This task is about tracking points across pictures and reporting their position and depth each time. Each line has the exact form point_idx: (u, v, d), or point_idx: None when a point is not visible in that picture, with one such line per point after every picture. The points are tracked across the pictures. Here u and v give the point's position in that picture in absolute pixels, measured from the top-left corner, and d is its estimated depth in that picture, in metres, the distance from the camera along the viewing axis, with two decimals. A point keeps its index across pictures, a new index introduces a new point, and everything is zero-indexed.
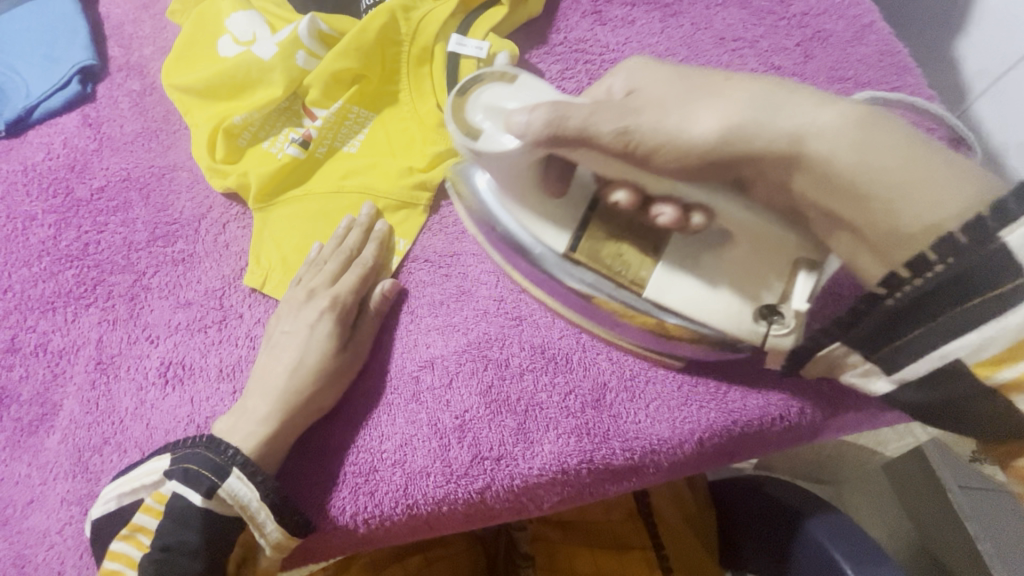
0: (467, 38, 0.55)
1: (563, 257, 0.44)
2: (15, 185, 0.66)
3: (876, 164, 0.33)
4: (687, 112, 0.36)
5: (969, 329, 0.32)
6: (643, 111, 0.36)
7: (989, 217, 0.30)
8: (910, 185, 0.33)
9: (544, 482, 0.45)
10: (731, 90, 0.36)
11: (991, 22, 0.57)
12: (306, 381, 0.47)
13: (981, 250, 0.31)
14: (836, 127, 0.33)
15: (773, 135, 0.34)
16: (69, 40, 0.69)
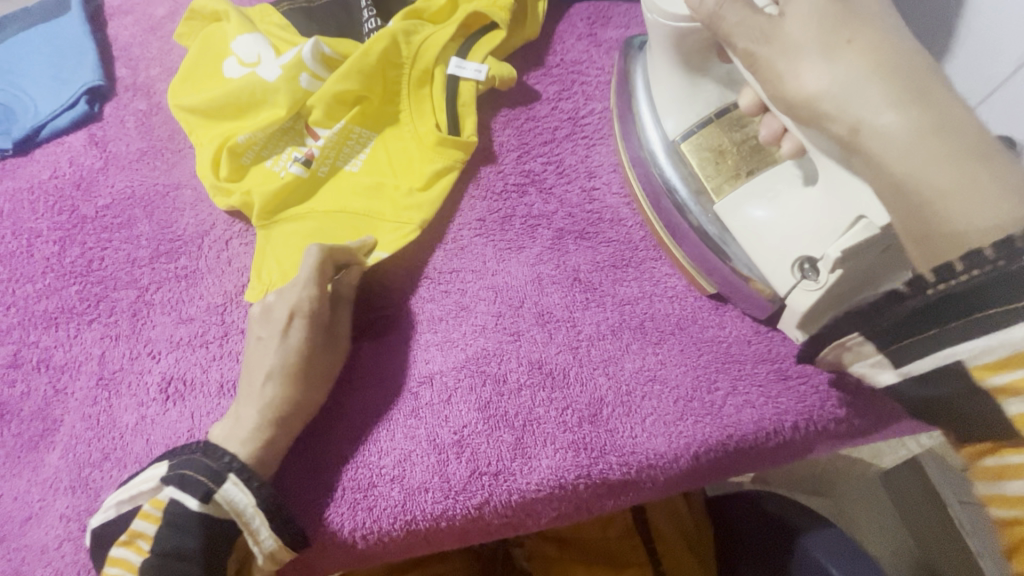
0: (466, 61, 0.57)
1: (671, 144, 0.46)
2: (22, 202, 0.67)
3: (928, 162, 0.32)
4: (790, 63, 0.36)
5: (978, 333, 0.30)
6: (761, 49, 0.37)
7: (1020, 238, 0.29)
8: (955, 192, 0.31)
9: (541, 497, 0.46)
10: (844, 49, 0.35)
11: None
12: (290, 391, 0.47)
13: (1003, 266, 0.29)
14: (916, 114, 0.32)
15: (839, 112, 0.34)
16: (77, 61, 0.71)
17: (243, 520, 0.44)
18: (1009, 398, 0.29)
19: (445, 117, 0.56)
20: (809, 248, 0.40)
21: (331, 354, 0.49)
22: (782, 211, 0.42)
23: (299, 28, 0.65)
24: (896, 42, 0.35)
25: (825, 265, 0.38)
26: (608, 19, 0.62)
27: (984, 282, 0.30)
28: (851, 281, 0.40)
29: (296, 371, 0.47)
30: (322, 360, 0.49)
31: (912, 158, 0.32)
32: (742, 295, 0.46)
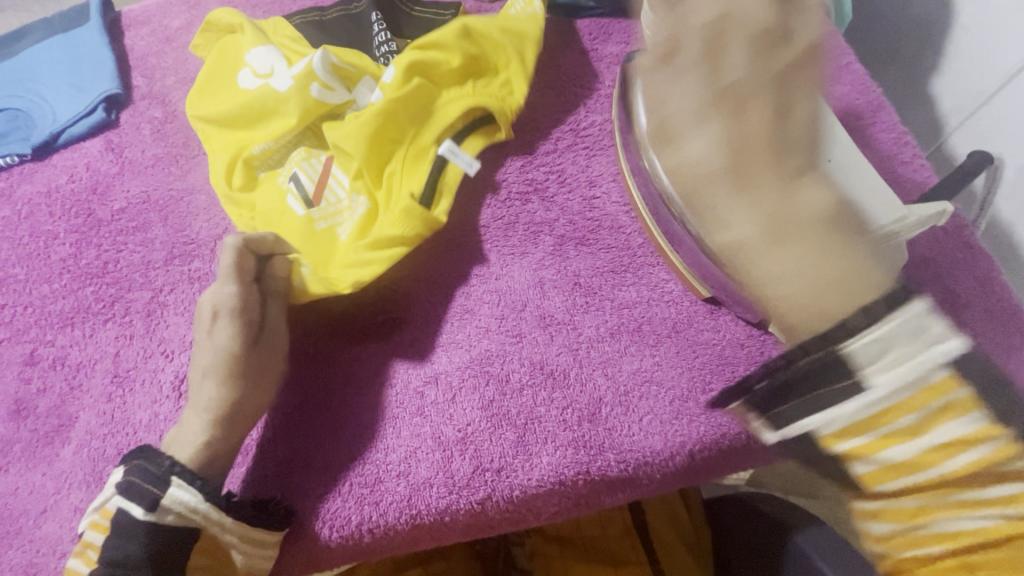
0: (460, 149, 0.57)
1: None
2: (39, 206, 0.69)
3: (775, 261, 0.29)
4: (675, 126, 0.29)
5: (830, 406, 0.30)
6: (663, 85, 0.29)
7: (854, 320, 0.29)
8: (806, 292, 0.29)
9: (542, 493, 0.47)
10: (703, 116, 0.28)
11: (962, 61, 0.63)
12: (214, 390, 0.47)
13: (828, 350, 0.30)
14: (770, 210, 0.28)
15: (699, 197, 0.30)
16: (95, 70, 0.74)
17: (198, 519, 0.44)
18: (854, 462, 0.31)
19: (430, 190, 0.55)
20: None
21: (263, 356, 0.50)
22: None
23: (312, 41, 0.67)
24: (789, 91, 0.28)
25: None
26: (610, 35, 0.65)
27: (813, 373, 0.30)
28: None
29: (231, 368, 0.47)
30: (256, 355, 0.49)
31: (767, 261, 0.29)
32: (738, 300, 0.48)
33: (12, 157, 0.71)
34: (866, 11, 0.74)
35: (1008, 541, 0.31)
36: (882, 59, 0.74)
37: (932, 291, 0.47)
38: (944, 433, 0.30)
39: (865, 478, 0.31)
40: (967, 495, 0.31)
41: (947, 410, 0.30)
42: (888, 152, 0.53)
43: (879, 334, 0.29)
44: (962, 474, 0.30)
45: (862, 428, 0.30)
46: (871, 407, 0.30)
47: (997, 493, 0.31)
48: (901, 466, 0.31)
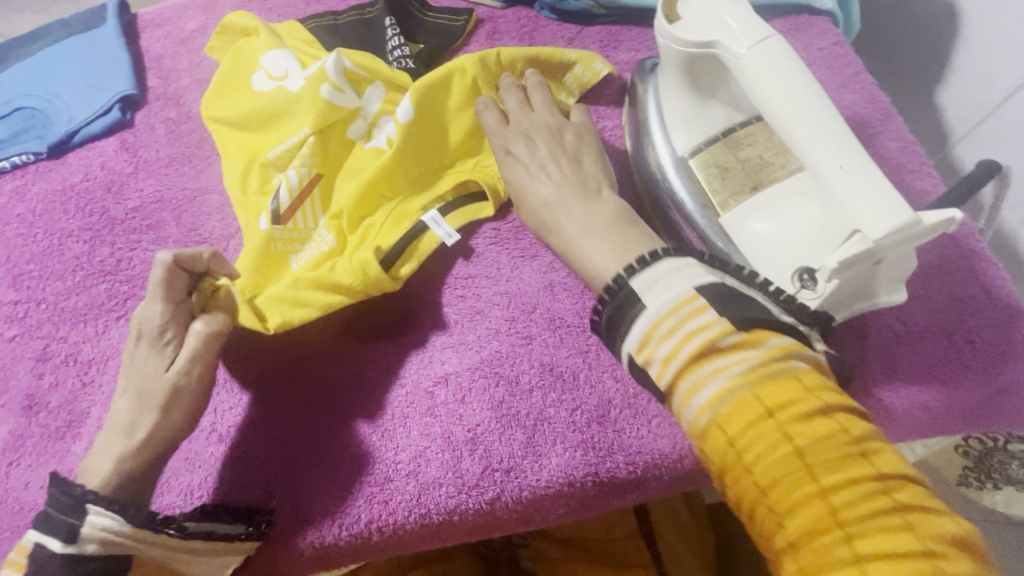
0: (443, 219, 0.56)
1: (679, 161, 0.49)
2: (54, 204, 0.70)
3: (584, 239, 0.46)
4: (513, 181, 0.52)
5: (634, 323, 0.39)
6: (504, 159, 0.53)
7: (636, 265, 0.42)
8: (605, 253, 0.45)
9: (551, 494, 0.48)
10: (523, 169, 0.51)
11: (969, 73, 0.64)
12: (127, 413, 0.48)
13: (623, 290, 0.41)
14: (571, 213, 0.48)
15: (535, 215, 0.50)
16: (111, 71, 0.75)
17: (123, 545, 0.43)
18: (647, 368, 0.38)
19: (398, 247, 0.54)
20: (808, 259, 0.41)
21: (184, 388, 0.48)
22: (782, 224, 0.43)
23: (327, 45, 0.68)
24: (569, 155, 0.51)
25: (823, 275, 0.40)
26: (620, 42, 0.66)
27: (620, 305, 0.41)
28: (846, 288, 0.41)
29: (146, 391, 0.48)
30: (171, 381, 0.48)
31: (583, 244, 0.46)
32: None
33: (28, 155, 0.72)
34: (874, 22, 0.75)
35: (753, 399, 0.33)
36: (890, 69, 0.75)
37: (941, 298, 0.48)
38: (692, 323, 0.37)
39: (658, 382, 0.38)
40: (713, 367, 0.35)
41: (703, 312, 0.37)
42: (896, 160, 0.54)
43: (657, 271, 0.40)
44: (707, 351, 0.36)
45: (646, 339, 0.38)
46: (652, 318, 0.38)
47: (734, 361, 0.35)
48: (667, 358, 0.37)
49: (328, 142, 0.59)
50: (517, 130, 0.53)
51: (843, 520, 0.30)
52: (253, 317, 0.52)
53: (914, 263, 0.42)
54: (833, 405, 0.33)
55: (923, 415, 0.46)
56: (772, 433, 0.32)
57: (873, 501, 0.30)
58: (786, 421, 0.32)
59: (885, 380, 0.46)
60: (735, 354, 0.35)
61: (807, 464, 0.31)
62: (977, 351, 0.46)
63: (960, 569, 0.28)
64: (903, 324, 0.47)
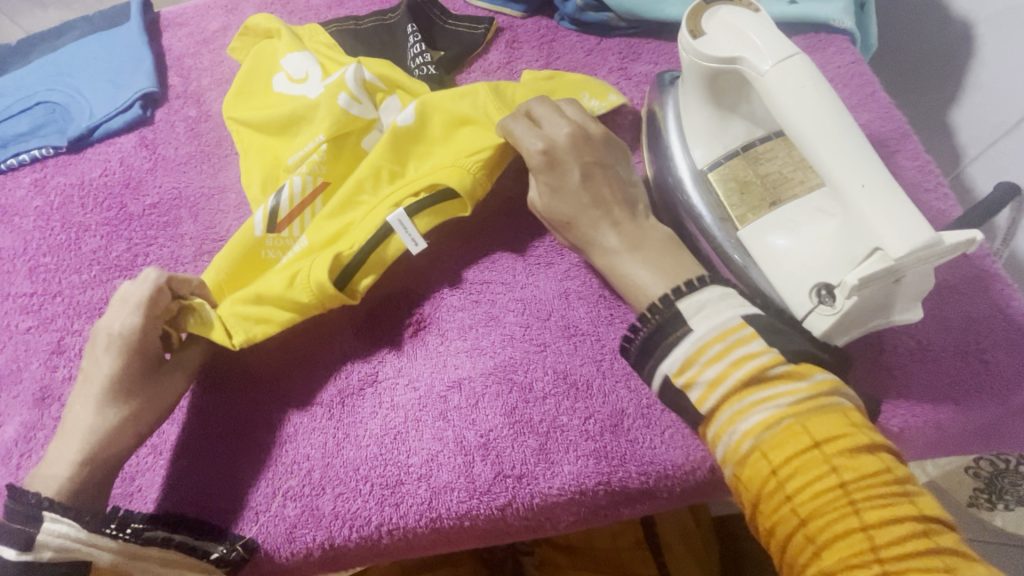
0: (410, 222, 0.52)
1: (699, 174, 0.49)
2: (72, 198, 0.70)
3: (630, 259, 0.47)
4: (547, 189, 0.49)
5: (676, 347, 0.42)
6: (541, 168, 0.49)
7: (684, 287, 0.44)
8: (648, 276, 0.46)
9: (562, 501, 0.48)
10: (568, 179, 0.49)
11: (984, 95, 0.65)
12: (88, 417, 0.48)
13: (668, 311, 0.43)
14: (616, 232, 0.48)
15: (576, 230, 0.49)
16: (133, 68, 0.75)
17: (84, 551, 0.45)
18: (690, 390, 0.41)
19: (361, 257, 0.52)
20: (826, 275, 0.42)
21: (150, 390, 0.50)
22: (803, 240, 0.43)
23: (348, 50, 0.69)
24: (613, 170, 0.50)
25: (842, 290, 0.40)
26: (639, 55, 0.66)
27: (667, 325, 0.43)
28: (863, 306, 0.41)
29: (109, 396, 0.49)
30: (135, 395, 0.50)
31: (631, 265, 0.47)
32: None
33: (47, 149, 0.73)
34: (890, 43, 0.76)
35: (797, 430, 0.36)
36: (903, 89, 0.75)
37: (955, 319, 0.48)
38: (739, 352, 0.40)
39: (698, 406, 0.41)
40: (759, 397, 0.38)
41: (744, 340, 0.40)
42: (913, 180, 0.54)
43: (705, 296, 0.43)
44: (753, 382, 0.39)
45: (691, 362, 0.41)
46: (695, 344, 0.41)
47: (779, 393, 0.38)
48: (714, 382, 0.40)
49: (339, 150, 0.59)
50: (560, 134, 0.49)
51: (883, 556, 0.31)
52: (222, 334, 0.51)
53: (932, 282, 0.43)
54: (878, 445, 0.35)
55: (937, 434, 0.46)
56: (818, 465, 0.34)
57: (914, 540, 0.31)
58: (832, 454, 0.35)
59: (904, 395, 0.46)
60: (782, 384, 0.38)
61: (849, 496, 0.33)
62: (992, 371, 0.46)
63: None
64: (917, 342, 0.47)
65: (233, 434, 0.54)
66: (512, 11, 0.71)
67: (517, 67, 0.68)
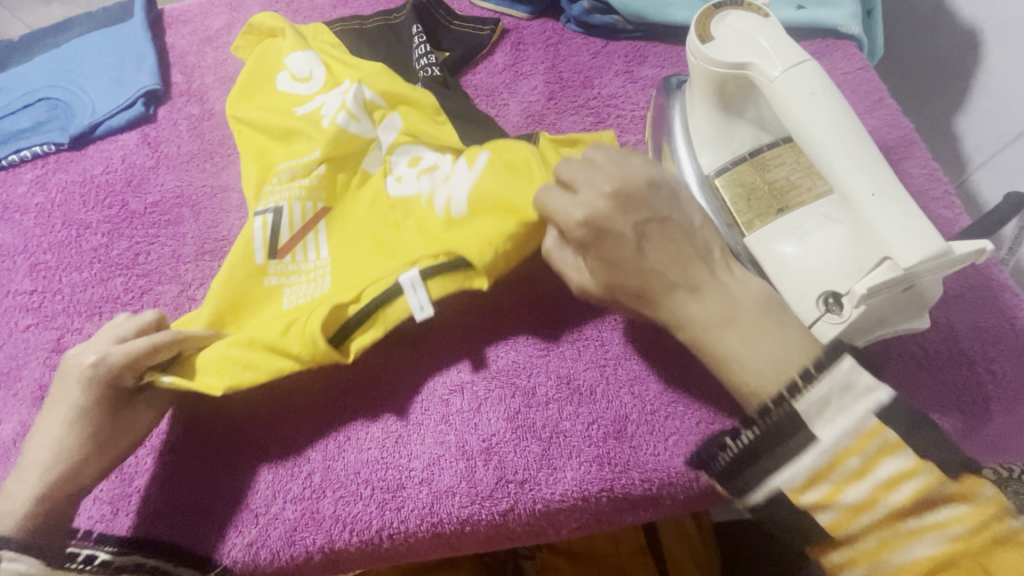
0: (422, 286, 0.50)
1: (705, 179, 0.49)
2: (73, 195, 0.70)
3: (721, 333, 0.40)
4: (600, 266, 0.43)
5: (794, 460, 0.37)
6: (586, 242, 0.43)
7: (800, 380, 0.37)
8: (749, 355, 0.39)
9: (564, 507, 0.47)
10: (626, 252, 0.42)
11: (991, 103, 0.65)
12: (48, 450, 0.47)
13: (783, 412, 0.37)
14: (699, 303, 0.41)
15: (651, 305, 0.42)
16: (136, 65, 0.75)
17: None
18: (822, 508, 0.37)
19: (364, 314, 0.50)
20: (835, 283, 0.41)
21: (114, 426, 0.49)
22: (810, 247, 0.43)
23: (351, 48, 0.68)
24: (671, 225, 0.43)
25: (850, 299, 0.40)
26: (645, 58, 0.66)
27: (786, 426, 0.37)
28: (869, 315, 0.41)
29: (73, 432, 0.47)
30: (102, 430, 0.48)
31: (727, 341, 0.40)
32: None
33: (48, 145, 0.72)
34: (896, 48, 0.76)
35: (971, 567, 0.34)
36: (909, 95, 0.75)
37: (962, 328, 0.47)
38: (887, 472, 0.36)
39: (831, 526, 0.37)
40: (917, 524, 0.35)
41: (890, 454, 0.36)
42: (920, 187, 0.54)
43: (829, 388, 0.37)
44: (908, 509, 0.35)
45: (824, 478, 0.37)
46: (825, 456, 0.37)
47: (943, 522, 0.35)
48: (857, 506, 0.36)
49: (338, 169, 0.58)
50: (600, 197, 0.42)
51: None
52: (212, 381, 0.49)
53: (938, 292, 0.43)
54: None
55: None
56: None
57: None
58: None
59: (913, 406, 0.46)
60: (946, 512, 0.35)
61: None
62: (999, 381, 0.46)
63: None
64: (923, 350, 0.47)
65: (233, 437, 0.53)
66: (518, 12, 0.70)
67: (522, 69, 0.68)
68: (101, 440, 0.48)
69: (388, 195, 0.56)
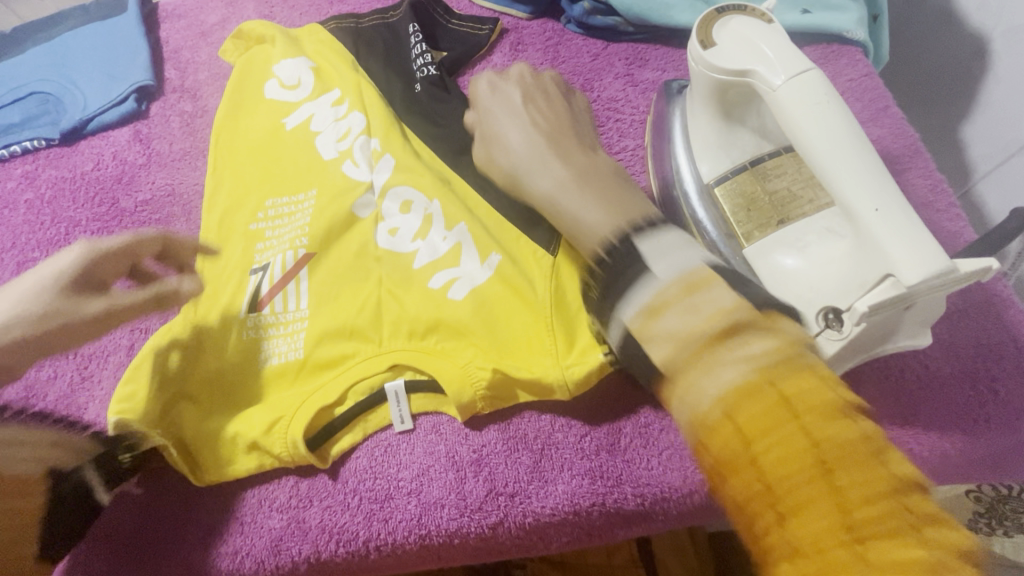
0: (406, 398, 0.51)
1: (704, 189, 0.48)
2: (63, 191, 0.69)
3: (569, 187, 0.43)
4: (501, 132, 0.50)
5: (627, 294, 0.34)
6: (490, 121, 0.51)
7: (632, 227, 0.37)
8: (590, 197, 0.42)
9: (555, 522, 0.47)
10: (522, 123, 0.49)
11: (996, 112, 0.64)
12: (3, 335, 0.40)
13: (620, 258, 0.36)
14: (557, 168, 0.45)
15: (520, 159, 0.47)
16: (129, 59, 0.74)
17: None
18: (648, 347, 0.31)
19: (348, 415, 0.50)
20: (834, 299, 0.40)
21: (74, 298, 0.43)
22: (812, 260, 0.42)
23: (346, 47, 0.67)
24: (563, 118, 0.50)
25: (850, 317, 0.39)
26: (646, 61, 0.65)
27: (622, 266, 0.35)
28: (871, 330, 0.40)
29: (35, 293, 0.42)
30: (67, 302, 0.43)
31: (573, 193, 0.43)
32: None
33: (39, 140, 0.71)
34: (901, 54, 0.74)
35: (769, 400, 0.26)
36: (915, 101, 0.74)
37: (964, 344, 0.46)
38: (707, 300, 0.30)
39: (660, 367, 0.31)
40: (731, 354, 0.28)
41: (700, 284, 0.31)
42: (924, 200, 0.53)
43: (666, 236, 0.35)
44: (723, 332, 0.29)
45: (653, 309, 0.32)
46: (655, 291, 0.32)
47: (755, 350, 0.28)
48: (680, 336, 0.30)
49: (325, 207, 0.58)
50: (508, 96, 0.52)
51: None
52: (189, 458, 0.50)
53: (943, 307, 0.41)
54: (907, 477, 0.25)
55: (942, 463, 0.45)
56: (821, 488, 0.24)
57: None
58: (841, 476, 0.24)
59: (913, 424, 0.45)
60: (756, 338, 0.29)
61: (861, 551, 0.23)
62: (1003, 400, 0.45)
63: None
64: (925, 367, 0.46)
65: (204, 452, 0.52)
66: (518, 12, 0.69)
67: None
68: (85, 333, 0.44)
69: (374, 247, 0.57)
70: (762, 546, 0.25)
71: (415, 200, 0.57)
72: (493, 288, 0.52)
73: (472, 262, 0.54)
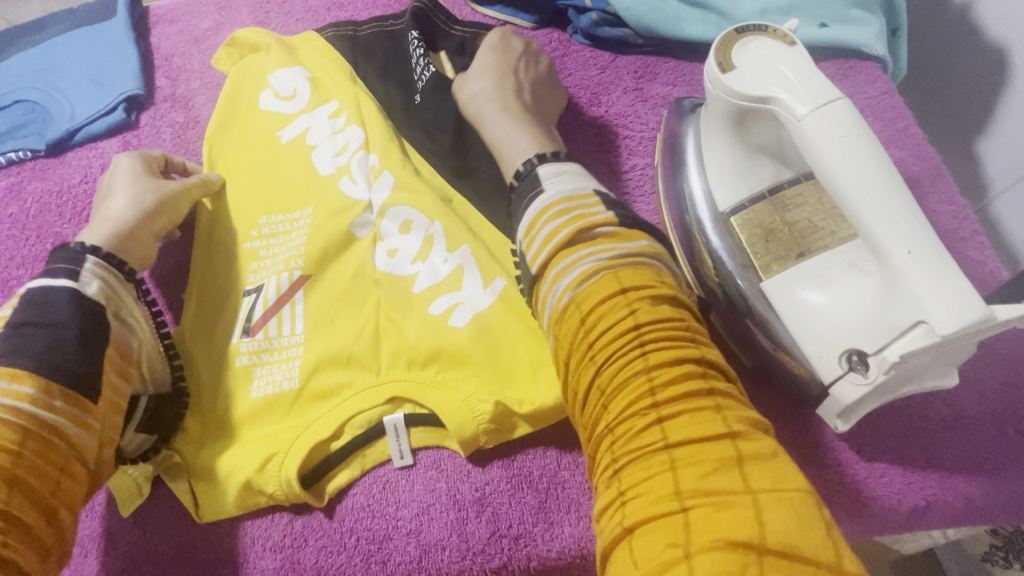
0: (405, 432, 0.48)
1: (719, 217, 0.46)
2: (48, 206, 0.66)
3: (508, 125, 0.53)
4: (480, 71, 0.56)
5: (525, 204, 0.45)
6: (479, 58, 0.57)
7: (545, 156, 0.47)
8: (518, 134, 0.52)
9: (561, 565, 0.45)
10: (499, 70, 0.56)
11: (1015, 130, 0.62)
12: (132, 218, 0.50)
13: (527, 178, 0.46)
14: (505, 111, 0.53)
15: (483, 98, 0.55)
16: (118, 67, 0.71)
17: (65, 433, 0.39)
18: (529, 249, 0.42)
19: (344, 450, 0.48)
20: (860, 341, 0.38)
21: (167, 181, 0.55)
22: (836, 297, 0.40)
23: (344, 56, 0.64)
24: (531, 79, 0.57)
25: (878, 363, 0.37)
26: (656, 75, 0.62)
27: (529, 188, 0.45)
28: (898, 375, 0.38)
29: (136, 186, 0.53)
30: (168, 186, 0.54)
31: (507, 128, 0.53)
32: (783, 376, 0.44)
33: (24, 151, 0.68)
34: (916, 66, 0.72)
35: (611, 284, 0.36)
36: (930, 115, 0.72)
37: (989, 381, 0.44)
38: (580, 211, 0.41)
39: (535, 264, 0.41)
40: (586, 254, 0.38)
41: (583, 205, 0.41)
42: (947, 227, 0.51)
43: (565, 167, 0.45)
44: (584, 233, 0.39)
45: (537, 219, 0.42)
46: (542, 206, 0.43)
47: (603, 248, 0.38)
48: (547, 238, 0.40)
49: (323, 225, 0.56)
50: (501, 47, 0.57)
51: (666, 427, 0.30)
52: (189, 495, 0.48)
53: (972, 349, 0.39)
54: (711, 361, 0.33)
55: (967, 507, 0.43)
56: (628, 349, 0.33)
57: (721, 541, 0.25)
58: (653, 355, 0.33)
59: (936, 467, 0.43)
60: (606, 241, 0.39)
61: (659, 413, 0.31)
62: None
63: (756, 448, 0.29)
64: (949, 408, 0.44)
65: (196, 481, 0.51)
66: (523, 21, 0.67)
67: None
68: (179, 208, 0.54)
69: (373, 269, 0.54)
70: (598, 420, 0.34)
71: (414, 220, 0.55)
72: (495, 316, 0.50)
73: (475, 286, 0.51)
